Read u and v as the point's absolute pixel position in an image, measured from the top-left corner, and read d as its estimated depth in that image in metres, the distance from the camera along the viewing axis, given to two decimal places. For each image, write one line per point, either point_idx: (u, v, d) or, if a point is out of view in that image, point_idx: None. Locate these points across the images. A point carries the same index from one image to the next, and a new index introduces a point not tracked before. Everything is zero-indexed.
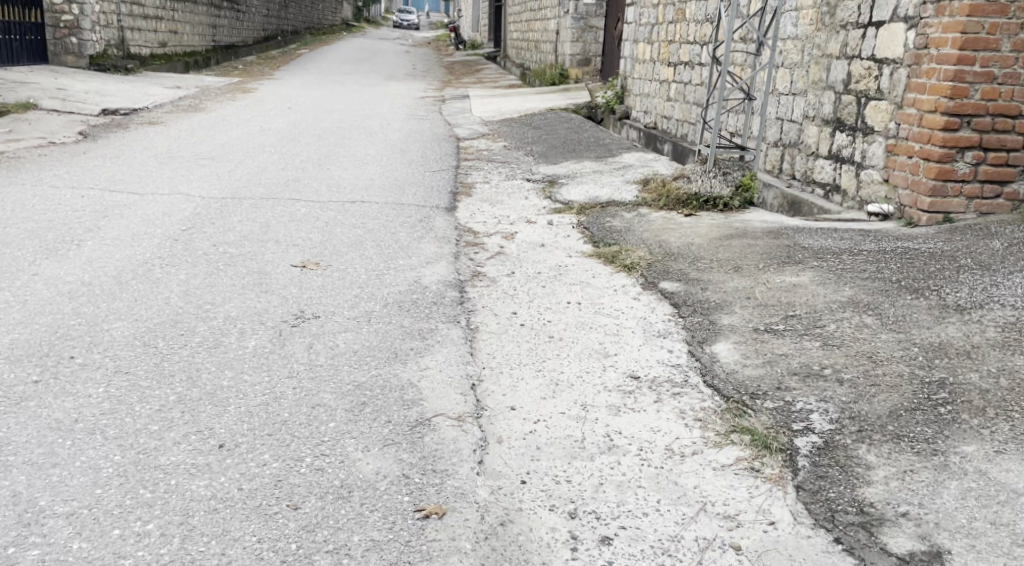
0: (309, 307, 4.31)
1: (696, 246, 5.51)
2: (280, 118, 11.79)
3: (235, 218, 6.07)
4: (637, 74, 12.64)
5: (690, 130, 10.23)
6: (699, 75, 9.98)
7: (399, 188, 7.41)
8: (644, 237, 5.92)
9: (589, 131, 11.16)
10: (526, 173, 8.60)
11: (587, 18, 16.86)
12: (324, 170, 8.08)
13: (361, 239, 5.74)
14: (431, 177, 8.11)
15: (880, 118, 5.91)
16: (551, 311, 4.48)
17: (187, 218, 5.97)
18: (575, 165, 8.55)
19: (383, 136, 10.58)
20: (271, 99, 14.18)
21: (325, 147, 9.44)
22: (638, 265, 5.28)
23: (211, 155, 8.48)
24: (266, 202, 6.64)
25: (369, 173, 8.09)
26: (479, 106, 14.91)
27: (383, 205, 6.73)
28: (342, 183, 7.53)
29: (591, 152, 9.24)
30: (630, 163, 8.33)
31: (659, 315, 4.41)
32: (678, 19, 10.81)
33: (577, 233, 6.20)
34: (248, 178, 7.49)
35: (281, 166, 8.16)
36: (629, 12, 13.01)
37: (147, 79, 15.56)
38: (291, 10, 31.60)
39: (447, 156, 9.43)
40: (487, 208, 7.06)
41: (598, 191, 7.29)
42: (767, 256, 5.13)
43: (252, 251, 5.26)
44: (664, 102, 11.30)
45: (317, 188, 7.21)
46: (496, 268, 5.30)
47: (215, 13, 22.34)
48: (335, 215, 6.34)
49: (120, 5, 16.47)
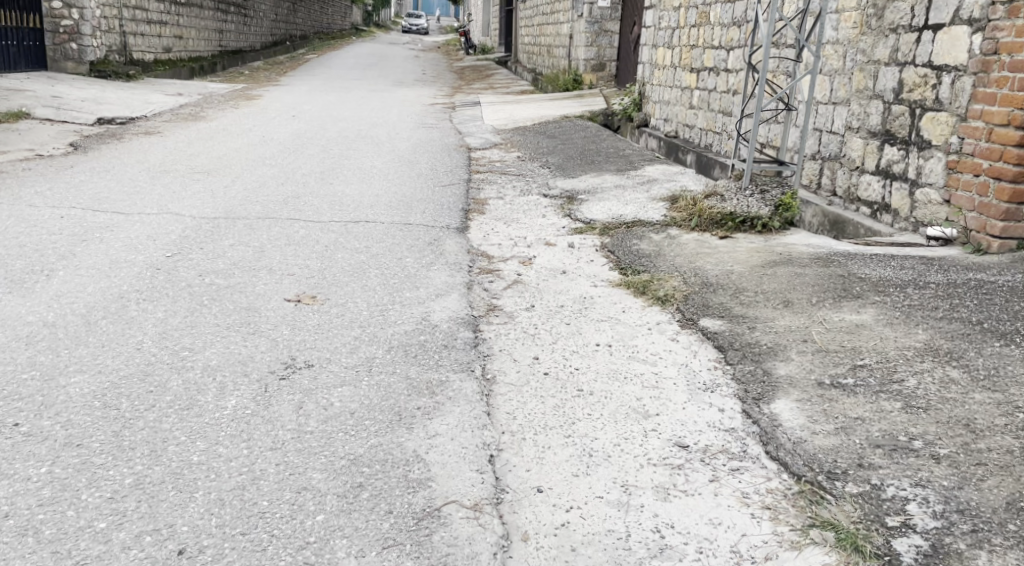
0: (301, 353, 3.77)
1: (735, 275, 4.94)
2: (283, 127, 11.25)
3: (226, 242, 5.54)
4: (657, 81, 12.08)
5: (715, 140, 9.67)
6: (726, 82, 9.42)
7: (406, 206, 6.86)
8: (677, 263, 5.36)
9: (607, 141, 10.60)
10: (542, 187, 8.03)
11: (602, 22, 16.22)
12: (326, 185, 7.54)
13: (364, 266, 5.21)
14: (442, 193, 7.56)
15: (939, 131, 5.39)
16: (579, 356, 3.92)
17: (174, 242, 5.44)
18: (595, 179, 7.98)
19: (391, 147, 10.05)
20: (275, 106, 13.66)
21: (328, 159, 8.90)
22: (672, 297, 4.72)
23: (207, 169, 7.95)
24: (261, 222, 6.11)
25: (375, 189, 7.54)
26: (491, 113, 14.38)
27: (389, 226, 6.18)
28: (344, 200, 6.98)
29: (610, 165, 8.66)
30: (654, 178, 7.75)
31: (702, 362, 3.84)
32: (702, 22, 10.26)
33: (602, 258, 5.65)
34: (244, 195, 6.95)
35: (281, 181, 7.62)
36: (647, 15, 12.45)
37: (147, 86, 15.04)
38: (299, 14, 31.09)
39: (458, 169, 8.87)
40: (501, 229, 6.50)
41: (622, 209, 6.73)
42: (820, 288, 4.55)
43: (242, 282, 4.72)
44: (687, 110, 10.75)
45: (318, 207, 6.68)
46: (512, 301, 4.74)
47: (221, 18, 21.85)
48: (336, 238, 5.80)
49: (123, 9, 16.00)
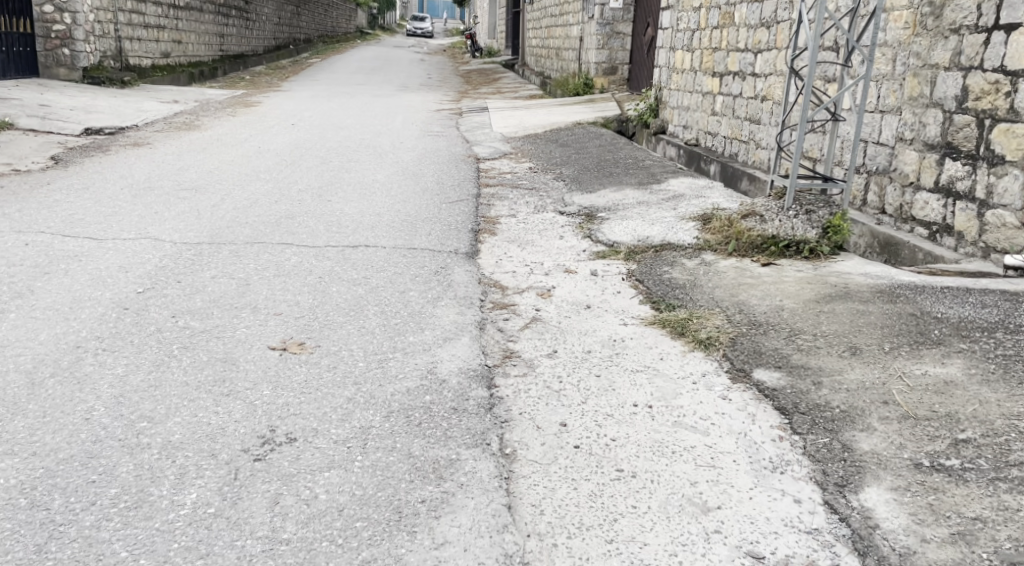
0: (282, 422, 3.14)
1: (786, 315, 4.32)
2: (281, 137, 10.64)
3: (207, 273, 4.93)
4: (675, 85, 11.46)
5: (741, 150, 9.06)
6: (753, 87, 8.81)
7: (411, 227, 6.23)
8: (716, 296, 4.72)
9: (626, 150, 9.97)
10: (558, 204, 7.39)
11: (614, 23, 15.58)
12: (324, 204, 6.92)
13: (361, 301, 4.59)
14: (450, 211, 6.94)
15: (1015, 146, 4.83)
16: (615, 421, 3.29)
17: (149, 274, 4.82)
18: (616, 194, 7.34)
19: (394, 158, 9.42)
20: (273, 114, 13.04)
21: (326, 173, 8.28)
22: (717, 341, 4.09)
23: (196, 185, 7.33)
24: (249, 248, 5.51)
25: (376, 208, 6.91)
26: (500, 119, 13.79)
27: (391, 252, 5.56)
28: (342, 220, 6.36)
29: (631, 178, 8.01)
30: (681, 194, 7.11)
31: (762, 429, 3.21)
32: (725, 24, 9.65)
33: (630, 290, 5.02)
34: (233, 215, 6.34)
35: (275, 199, 7.00)
36: (665, 16, 11.84)
37: (141, 92, 14.42)
38: (302, 17, 30.46)
39: (466, 183, 8.24)
40: (516, 254, 5.87)
41: (648, 229, 6.10)
42: (889, 331, 3.92)
43: (221, 325, 4.10)
44: (708, 117, 10.16)
45: (313, 229, 6.05)
46: (530, 346, 4.11)
47: (221, 21, 21.23)
48: (332, 266, 5.18)
49: (118, 13, 15.40)
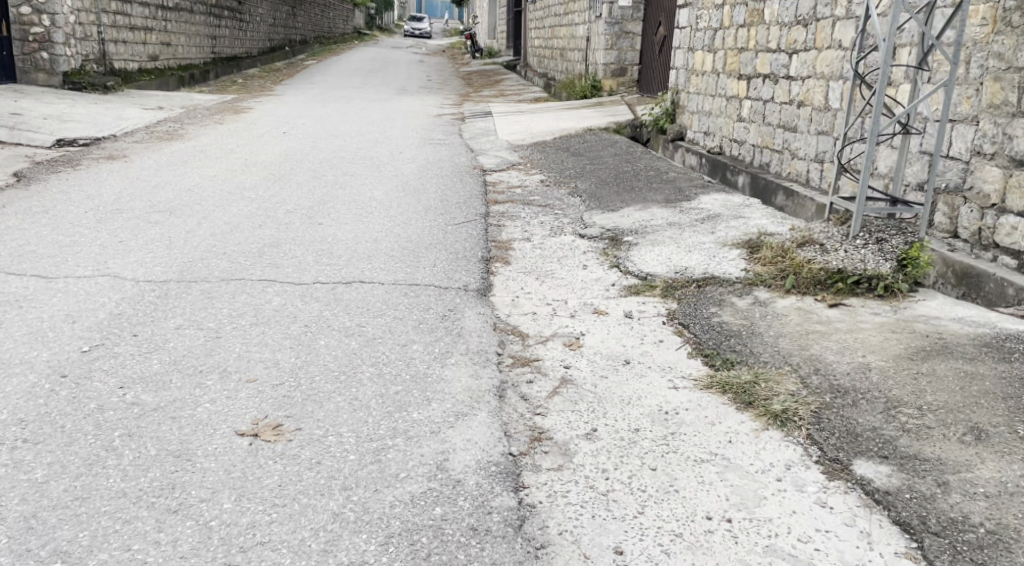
0: (242, 558, 2.48)
1: (875, 378, 3.53)
2: (271, 147, 9.85)
3: (170, 320, 4.13)
4: (694, 88, 10.70)
5: (773, 159, 8.34)
6: (787, 91, 8.09)
7: (413, 258, 5.45)
8: (782, 350, 3.92)
9: (645, 160, 9.17)
10: (577, 226, 6.61)
11: (623, 22, 14.77)
12: (314, 229, 6.13)
13: (353, 357, 3.81)
14: (456, 236, 6.17)
15: None
16: (686, 548, 2.58)
17: (101, 325, 4.04)
18: (642, 215, 6.55)
19: (393, 172, 8.64)
20: (264, 121, 12.25)
21: (318, 190, 7.51)
22: (796, 415, 3.28)
23: (170, 206, 6.53)
24: (224, 286, 4.73)
25: (374, 234, 6.12)
26: (507, 125, 13.01)
27: (389, 290, 4.77)
28: (334, 250, 5.58)
29: (656, 195, 7.22)
30: (716, 215, 6.31)
31: (884, 559, 2.54)
32: (755, 22, 8.93)
33: (675, 338, 4.23)
34: (210, 243, 5.56)
35: (259, 223, 6.21)
36: (681, 14, 11.08)
37: (125, 98, 13.60)
38: (298, 18, 29.61)
39: (473, 200, 7.46)
40: (535, 290, 5.08)
41: (686, 260, 5.30)
42: (1015, 410, 3.19)
43: (179, 399, 3.29)
44: (734, 123, 9.41)
45: (299, 260, 5.26)
46: (561, 422, 3.31)
47: (213, 23, 20.41)
48: (321, 310, 4.39)
49: (101, 15, 14.60)
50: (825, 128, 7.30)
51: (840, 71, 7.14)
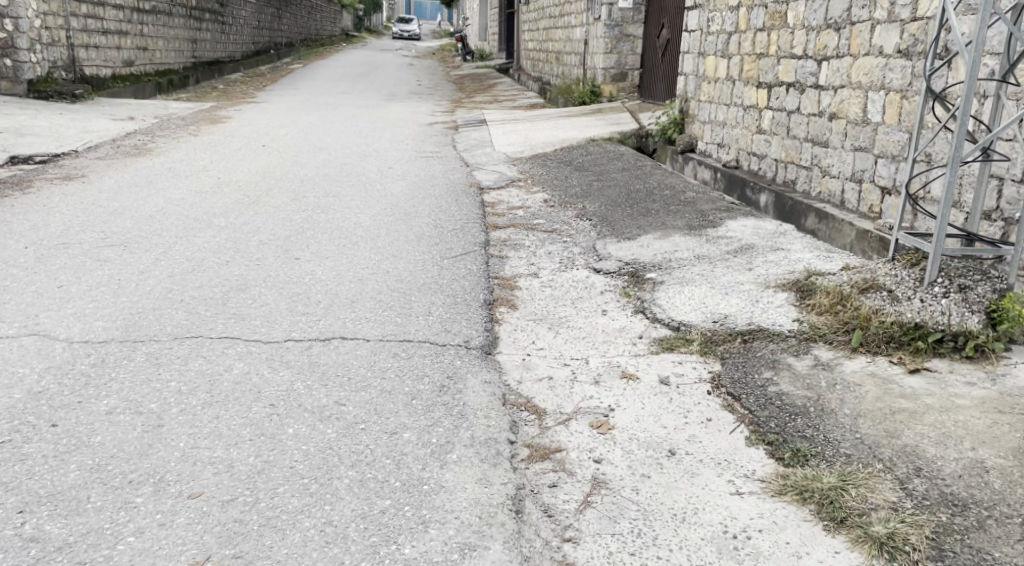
0: None
1: (999, 486, 2.81)
2: (247, 163, 9.06)
3: (101, 400, 3.35)
4: (705, 95, 9.95)
5: (800, 176, 7.59)
6: (816, 101, 7.33)
7: (404, 306, 4.69)
8: (865, 442, 3.11)
9: (657, 177, 8.42)
10: (589, 260, 5.87)
11: (623, 24, 14.00)
12: (289, 268, 5.37)
13: (327, 452, 3.02)
14: (453, 274, 5.41)
15: None
16: None
17: (16, 408, 3.28)
18: (665, 247, 5.79)
19: (380, 193, 7.89)
20: (243, 132, 11.45)
21: (296, 217, 6.75)
22: (907, 543, 2.60)
23: (125, 239, 5.76)
24: (174, 346, 3.95)
25: (358, 272, 5.36)
26: (503, 135, 12.24)
27: (375, 350, 4.01)
28: (310, 296, 4.80)
29: (676, 221, 6.46)
30: (750, 247, 5.53)
31: None
32: (776, 26, 8.17)
33: (726, 416, 3.44)
34: (165, 287, 4.78)
35: (227, 259, 5.45)
36: (690, 17, 10.32)
37: (95, 108, 12.80)
38: (283, 20, 28.72)
39: (470, 227, 6.73)
40: (549, 345, 4.29)
41: (724, 308, 4.51)
42: None
43: (95, 530, 2.63)
44: (752, 135, 8.67)
45: (268, 310, 4.50)
46: (598, 555, 2.62)
47: (193, 26, 19.56)
48: (292, 382, 3.62)
49: (70, 18, 13.74)
50: (864, 145, 6.55)
51: (881, 80, 6.39)
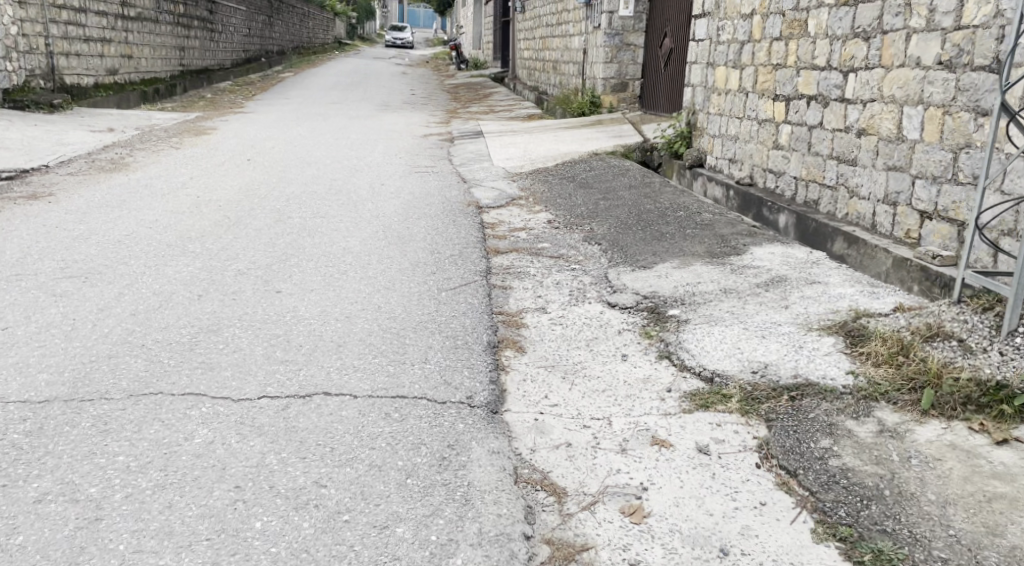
0: None
1: None
2: (230, 179, 8.50)
3: (30, 484, 2.83)
4: (714, 108, 9.41)
5: (824, 196, 7.05)
6: (842, 116, 6.79)
7: (397, 352, 4.14)
8: (961, 541, 2.66)
9: (669, 195, 7.87)
10: (602, 291, 5.31)
11: (624, 33, 13.47)
12: (268, 304, 4.81)
13: (300, 558, 2.59)
14: (452, 310, 4.86)
15: None
16: None
17: None
18: (686, 278, 5.24)
19: (371, 213, 7.34)
20: (227, 144, 10.89)
21: (279, 242, 6.21)
22: None
23: (87, 269, 5.21)
24: (127, 407, 3.38)
25: (346, 307, 4.81)
26: (500, 148, 11.68)
27: (364, 411, 3.44)
28: (290, 338, 4.23)
29: (694, 247, 5.91)
30: (783, 280, 4.98)
31: None
32: (795, 34, 7.64)
33: (783, 499, 2.89)
34: (125, 330, 4.23)
35: (199, 293, 4.90)
36: (699, 26, 9.80)
37: (72, 118, 12.24)
38: (274, 28, 28.18)
39: (470, 253, 6.19)
40: (565, 400, 3.72)
41: (762, 355, 3.94)
42: None
43: None
44: (768, 151, 8.14)
45: (242, 359, 3.95)
46: None
47: (180, 33, 18.99)
48: (263, 453, 3.06)
49: (49, 24, 13.16)
50: (900, 163, 6.02)
51: (918, 94, 5.85)
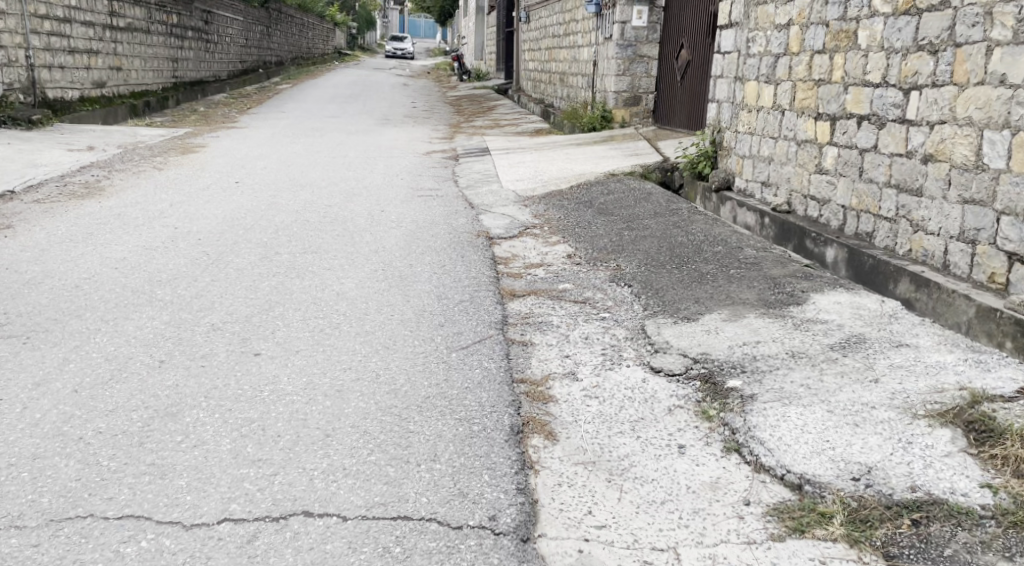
0: None
1: None
2: (214, 206, 7.71)
3: None
4: (743, 125, 8.58)
5: (880, 229, 6.21)
6: (903, 139, 5.96)
7: (398, 444, 3.33)
8: None
9: (702, 226, 7.05)
10: (641, 350, 4.49)
11: (638, 44, 12.66)
12: (243, 372, 4.00)
13: None
14: (464, 378, 4.04)
15: None
16: None
17: None
18: (740, 334, 4.43)
19: (368, 246, 6.53)
20: (215, 164, 10.09)
21: (263, 284, 5.42)
22: None
23: (32, 328, 4.44)
24: (42, 542, 2.71)
25: (336, 376, 3.99)
26: (508, 167, 10.83)
27: (357, 545, 2.73)
28: (266, 427, 3.43)
29: (742, 294, 5.10)
30: (861, 341, 4.15)
31: None
32: (841, 47, 6.79)
33: None
34: (62, 416, 3.46)
35: (162, 359, 4.11)
36: (725, 37, 8.99)
37: (50, 135, 11.48)
38: (272, 38, 27.44)
39: (482, 297, 5.38)
40: (614, 519, 2.92)
41: (862, 452, 3.14)
42: None
43: None
44: (810, 174, 7.30)
45: (202, 459, 3.15)
46: None
47: (173, 44, 18.21)
48: None
49: (29, 35, 12.38)
50: (980, 196, 5.22)
51: (1004, 118, 5.06)
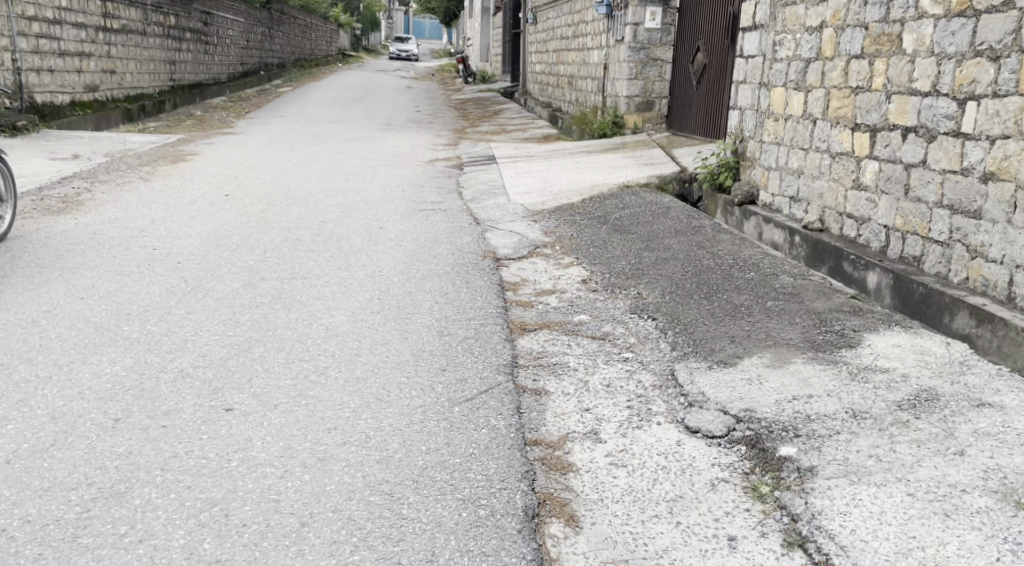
0: None
1: None
2: (199, 222, 7.14)
3: None
4: (769, 136, 7.97)
5: (930, 253, 5.62)
6: (957, 154, 5.37)
7: (388, 540, 2.81)
8: None
9: (731, 247, 6.43)
10: (672, 400, 3.90)
11: (650, 47, 12.06)
12: (210, 433, 3.43)
13: None
14: (467, 440, 3.46)
15: None
16: None
17: None
18: (787, 384, 3.84)
19: (362, 269, 5.94)
20: (205, 174, 9.50)
21: (244, 317, 4.84)
22: None
23: None
24: None
25: (318, 438, 3.41)
26: (515, 177, 10.21)
27: None
28: (231, 513, 2.92)
29: (784, 332, 4.52)
30: (933, 400, 3.59)
31: None
32: (883, 51, 6.18)
33: None
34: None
35: (118, 416, 3.54)
36: (748, 40, 8.37)
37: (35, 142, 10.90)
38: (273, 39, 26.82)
39: (489, 332, 4.79)
40: None
41: (961, 556, 2.74)
42: None
43: None
44: (846, 190, 6.69)
45: (148, 561, 2.72)
46: None
47: (170, 46, 17.61)
48: None
49: (16, 37, 11.80)
50: None
51: None
